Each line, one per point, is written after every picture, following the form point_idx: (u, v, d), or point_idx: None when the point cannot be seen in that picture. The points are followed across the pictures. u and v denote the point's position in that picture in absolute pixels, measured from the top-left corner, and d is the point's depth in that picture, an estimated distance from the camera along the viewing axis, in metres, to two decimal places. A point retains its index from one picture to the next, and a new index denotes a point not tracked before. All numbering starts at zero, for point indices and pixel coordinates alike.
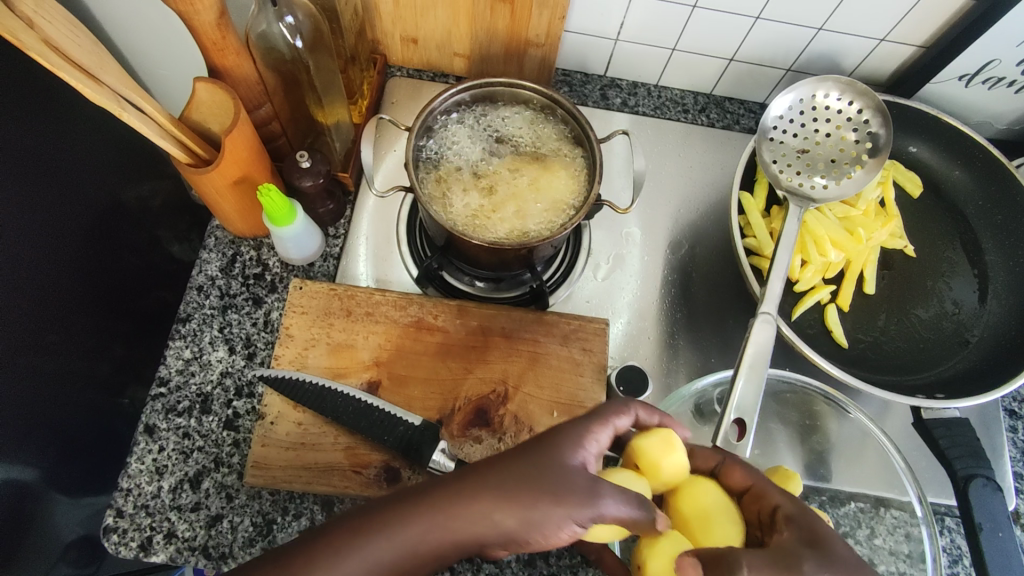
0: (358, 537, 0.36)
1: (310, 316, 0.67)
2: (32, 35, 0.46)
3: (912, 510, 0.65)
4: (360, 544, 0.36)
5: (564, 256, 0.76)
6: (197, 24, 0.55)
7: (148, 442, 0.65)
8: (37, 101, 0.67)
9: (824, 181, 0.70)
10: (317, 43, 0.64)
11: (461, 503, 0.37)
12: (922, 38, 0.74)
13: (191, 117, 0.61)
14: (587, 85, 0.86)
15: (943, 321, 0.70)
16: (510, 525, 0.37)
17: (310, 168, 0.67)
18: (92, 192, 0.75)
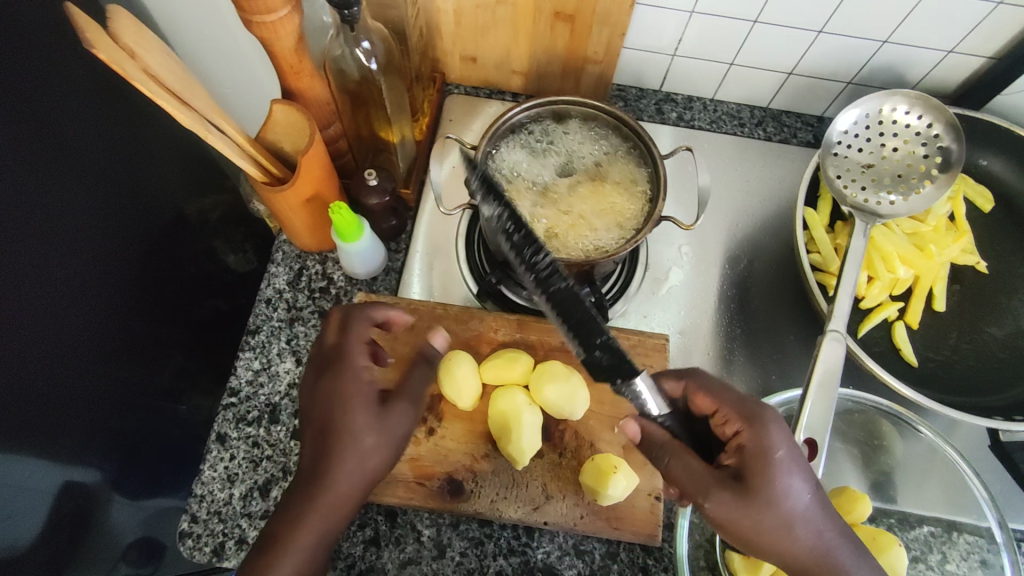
0: (297, 519, 0.49)
1: (375, 330, 0.69)
2: (135, 65, 0.48)
3: (989, 536, 0.63)
4: (296, 526, 0.49)
5: (620, 272, 0.75)
6: (278, 51, 0.57)
7: (220, 450, 0.67)
8: (116, 120, 0.70)
9: (891, 197, 0.69)
10: (389, 65, 0.66)
11: (344, 465, 0.51)
12: (993, 50, 0.72)
13: (266, 137, 0.64)
14: (641, 100, 0.86)
15: (1018, 340, 0.68)
16: (371, 449, 0.52)
17: (377, 187, 0.69)
18: (161, 206, 0.78)
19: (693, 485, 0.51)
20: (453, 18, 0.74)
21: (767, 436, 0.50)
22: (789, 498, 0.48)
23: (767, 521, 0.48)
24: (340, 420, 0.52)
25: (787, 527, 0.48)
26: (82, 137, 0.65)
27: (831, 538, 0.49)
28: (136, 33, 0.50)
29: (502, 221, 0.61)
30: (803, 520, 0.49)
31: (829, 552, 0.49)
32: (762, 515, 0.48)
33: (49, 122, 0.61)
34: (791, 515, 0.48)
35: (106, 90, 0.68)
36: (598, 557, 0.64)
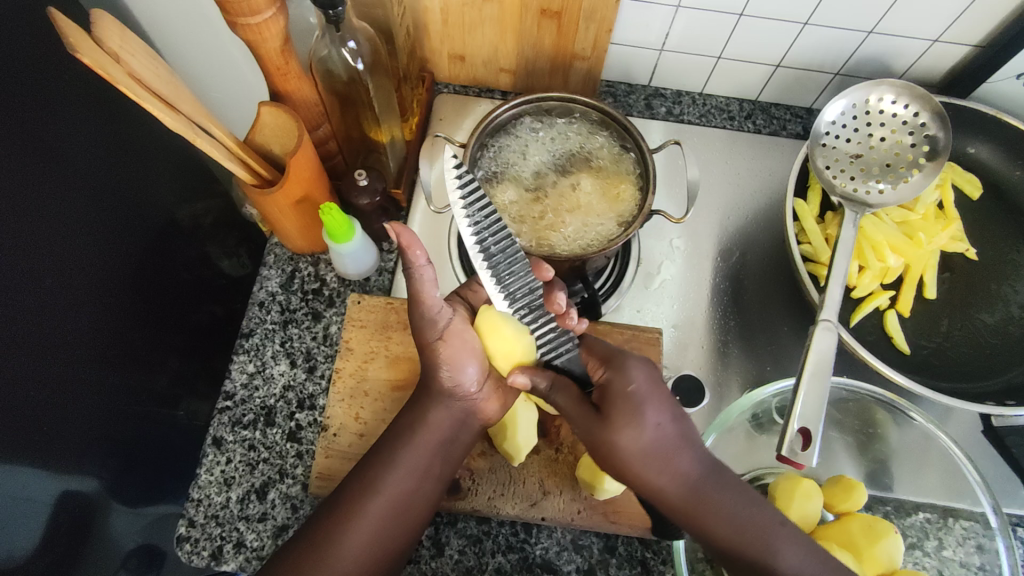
0: (381, 467, 0.52)
1: (369, 330, 0.69)
2: (120, 70, 0.48)
3: (984, 521, 0.64)
4: (383, 473, 0.52)
5: (613, 267, 0.76)
6: (264, 52, 0.57)
7: (216, 454, 0.67)
8: (106, 127, 0.70)
9: (880, 187, 0.69)
10: (376, 65, 0.66)
11: (440, 408, 0.55)
12: (978, 38, 0.72)
13: (255, 139, 0.64)
14: (631, 96, 0.86)
15: (1010, 325, 0.68)
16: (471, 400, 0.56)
17: (367, 187, 0.69)
18: (152, 211, 0.78)
19: (572, 409, 0.50)
20: (440, 16, 0.74)
21: (627, 372, 0.49)
22: (651, 429, 0.46)
23: (613, 445, 0.47)
24: (432, 364, 0.55)
25: (663, 455, 0.46)
26: (71, 143, 0.65)
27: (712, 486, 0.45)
28: (121, 37, 0.50)
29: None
30: (686, 448, 0.46)
31: (701, 494, 0.45)
32: (621, 441, 0.46)
33: (36, 129, 0.60)
34: (669, 445, 0.46)
35: (95, 96, 0.68)
36: (596, 552, 0.64)
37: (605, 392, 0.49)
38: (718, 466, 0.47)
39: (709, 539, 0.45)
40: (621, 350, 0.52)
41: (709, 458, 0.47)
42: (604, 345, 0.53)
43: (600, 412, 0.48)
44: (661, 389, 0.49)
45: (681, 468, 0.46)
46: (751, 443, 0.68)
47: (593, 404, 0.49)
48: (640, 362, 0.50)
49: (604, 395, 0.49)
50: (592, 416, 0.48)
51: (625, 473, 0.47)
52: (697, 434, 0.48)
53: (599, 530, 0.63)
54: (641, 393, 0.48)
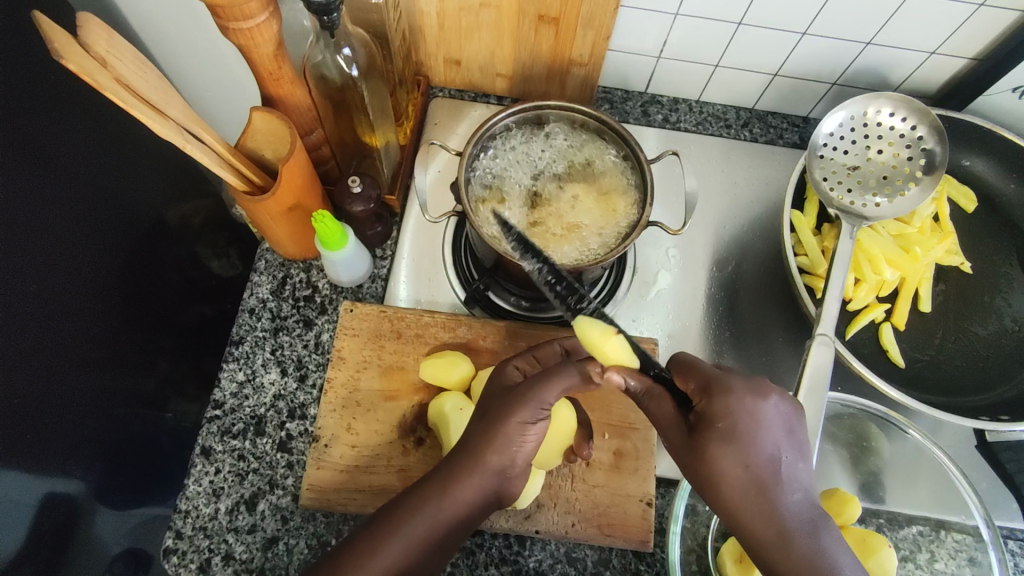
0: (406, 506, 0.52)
1: (362, 339, 0.68)
2: (108, 75, 0.47)
3: (976, 534, 0.64)
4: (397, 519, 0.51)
5: (608, 276, 0.75)
6: (257, 57, 0.56)
7: (205, 464, 0.66)
8: (93, 128, 0.68)
9: (876, 200, 0.69)
10: (371, 69, 0.65)
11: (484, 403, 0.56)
12: (975, 51, 0.72)
13: (247, 144, 0.63)
14: (627, 102, 0.85)
15: (1003, 338, 0.68)
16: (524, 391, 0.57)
17: (361, 194, 0.67)
18: (140, 212, 0.76)
19: (664, 424, 0.53)
20: (436, 20, 0.73)
21: (729, 406, 0.49)
22: (743, 459, 0.48)
23: (718, 476, 0.48)
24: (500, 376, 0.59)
25: (759, 491, 0.48)
26: (56, 141, 0.63)
27: (794, 520, 0.47)
28: (109, 41, 0.49)
29: (544, 272, 0.60)
30: (782, 487, 0.48)
31: (791, 540, 0.46)
32: (738, 474, 0.48)
33: (22, 130, 0.59)
34: (768, 480, 0.48)
35: (82, 94, 0.67)
36: (590, 564, 0.63)
37: (702, 419, 0.50)
38: (813, 510, 0.48)
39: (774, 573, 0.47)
40: (725, 373, 0.52)
41: (804, 500, 0.48)
42: (703, 366, 0.53)
43: (698, 433, 0.50)
44: (765, 415, 0.50)
45: (779, 506, 0.47)
46: None
47: (689, 428, 0.51)
48: (746, 392, 0.50)
49: (702, 420, 0.50)
50: (686, 443, 0.51)
51: (709, 494, 0.49)
52: (795, 466, 0.49)
53: (593, 543, 0.62)
54: (744, 426, 0.49)
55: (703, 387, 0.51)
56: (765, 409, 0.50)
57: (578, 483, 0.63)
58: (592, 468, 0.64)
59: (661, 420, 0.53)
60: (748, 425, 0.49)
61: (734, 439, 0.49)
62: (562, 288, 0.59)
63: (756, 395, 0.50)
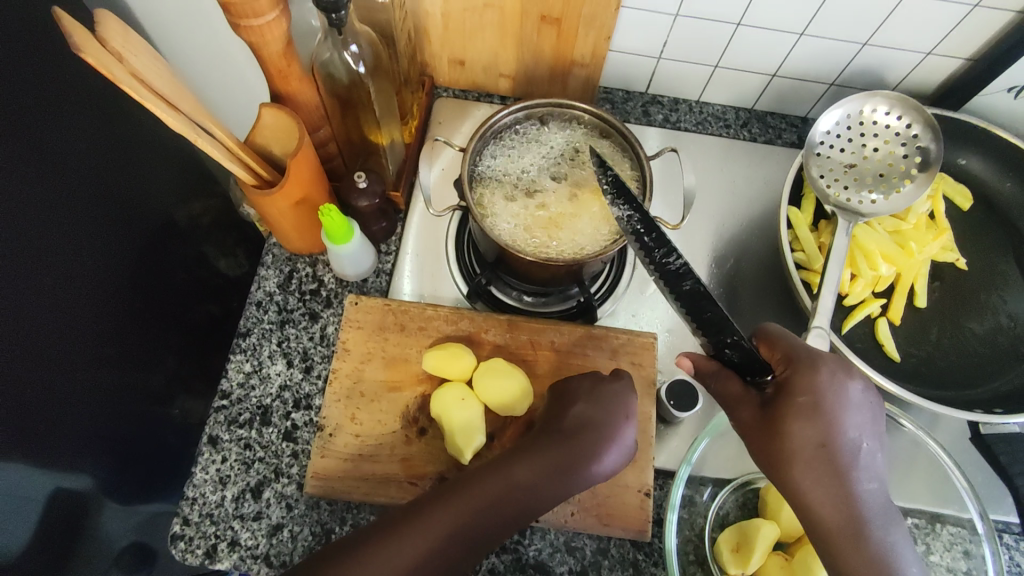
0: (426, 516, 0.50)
1: (366, 331, 0.69)
2: (124, 69, 0.49)
3: (971, 527, 0.64)
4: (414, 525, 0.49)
5: (608, 272, 0.76)
6: (267, 55, 0.58)
7: (212, 453, 0.67)
8: (105, 125, 0.70)
9: (873, 197, 0.70)
10: (376, 67, 0.67)
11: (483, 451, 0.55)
12: (970, 51, 0.74)
13: (256, 140, 0.64)
14: (628, 102, 0.87)
15: (998, 334, 0.69)
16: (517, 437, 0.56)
17: (366, 189, 0.69)
18: (150, 208, 0.78)
19: (737, 399, 0.55)
20: (441, 21, 0.75)
21: (815, 382, 0.52)
22: (818, 435, 0.51)
23: (791, 450, 0.51)
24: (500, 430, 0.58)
25: (837, 470, 0.50)
26: (70, 138, 0.65)
27: (860, 497, 0.50)
28: (124, 37, 0.51)
29: (632, 220, 0.63)
30: (858, 474, 0.50)
31: (857, 522, 0.49)
32: (815, 451, 0.51)
33: (37, 126, 0.61)
34: (846, 463, 0.50)
35: (95, 93, 0.68)
36: (589, 554, 0.64)
37: (785, 392, 0.53)
38: (884, 502, 0.50)
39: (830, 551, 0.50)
40: (813, 352, 0.54)
41: (877, 489, 0.50)
42: (789, 339, 0.55)
43: (775, 406, 0.53)
44: (843, 394, 0.52)
45: (855, 492, 0.50)
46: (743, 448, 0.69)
47: (766, 401, 0.54)
48: (832, 369, 0.53)
49: (783, 393, 0.53)
50: (761, 417, 0.54)
51: (779, 469, 0.52)
52: (870, 454, 0.51)
53: (592, 533, 0.63)
54: (828, 406, 0.51)
55: (787, 364, 0.54)
56: (848, 388, 0.52)
57: None
58: None
59: (734, 395, 0.56)
60: (832, 405, 0.52)
61: (816, 414, 0.51)
62: (650, 240, 0.61)
63: (841, 374, 0.53)
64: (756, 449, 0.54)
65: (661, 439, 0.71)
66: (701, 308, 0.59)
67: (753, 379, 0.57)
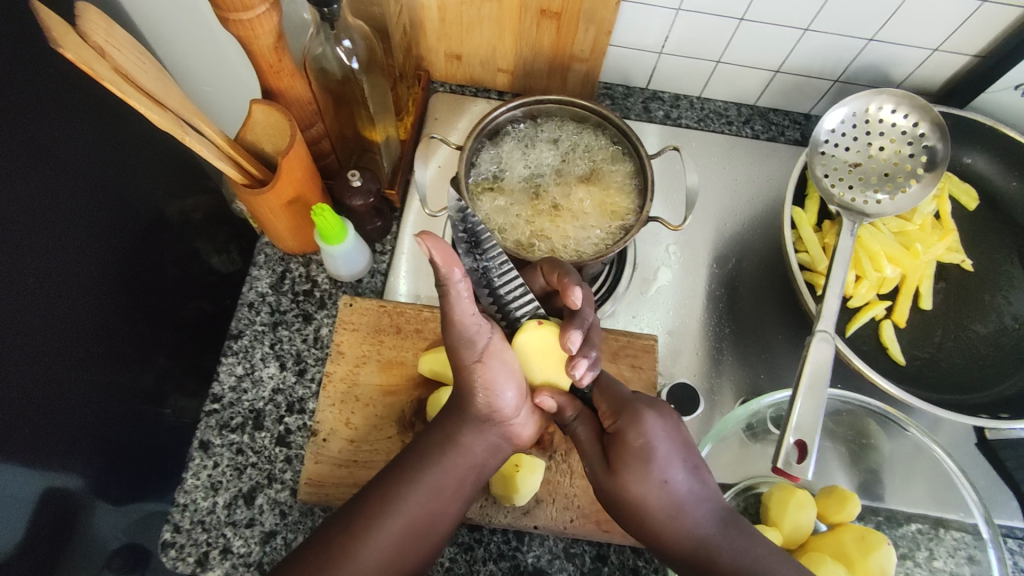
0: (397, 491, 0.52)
1: (361, 333, 0.68)
2: (106, 65, 0.47)
3: (975, 532, 0.64)
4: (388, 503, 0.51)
5: (608, 273, 0.74)
6: (256, 49, 0.56)
7: (203, 458, 0.66)
8: (92, 120, 0.68)
9: (878, 197, 0.69)
10: (371, 63, 0.65)
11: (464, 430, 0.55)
12: (977, 48, 0.72)
13: (246, 138, 0.62)
14: (628, 98, 0.85)
15: (1003, 336, 0.68)
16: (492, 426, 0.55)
17: (360, 187, 0.67)
18: (140, 205, 0.76)
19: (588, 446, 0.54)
20: (437, 14, 0.73)
21: (640, 430, 0.50)
22: (648, 478, 0.49)
23: (622, 492, 0.50)
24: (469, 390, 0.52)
25: (674, 510, 0.49)
26: (58, 135, 0.63)
27: (713, 527, 0.49)
28: (107, 31, 0.49)
29: (487, 273, 0.57)
30: (687, 508, 0.49)
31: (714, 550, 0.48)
32: (654, 493, 0.49)
33: (22, 121, 0.59)
34: (680, 500, 0.49)
35: (82, 85, 0.66)
36: (588, 560, 0.63)
37: (617, 439, 0.51)
38: (724, 521, 0.50)
39: None
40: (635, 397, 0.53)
41: (715, 514, 0.50)
42: (617, 390, 0.54)
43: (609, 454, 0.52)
44: (673, 435, 0.51)
45: (693, 523, 0.49)
46: (744, 451, 0.68)
47: (603, 449, 0.52)
48: (653, 410, 0.52)
49: (615, 441, 0.51)
50: (604, 467, 0.52)
51: (632, 517, 0.51)
52: (703, 483, 0.51)
53: (591, 539, 0.62)
54: (658, 449, 0.50)
55: (608, 406, 0.53)
56: (665, 429, 0.51)
57: (577, 478, 0.63)
58: None
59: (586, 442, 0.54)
60: (660, 447, 0.50)
61: (644, 458, 0.50)
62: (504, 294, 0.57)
63: (662, 414, 0.52)
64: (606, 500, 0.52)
65: None
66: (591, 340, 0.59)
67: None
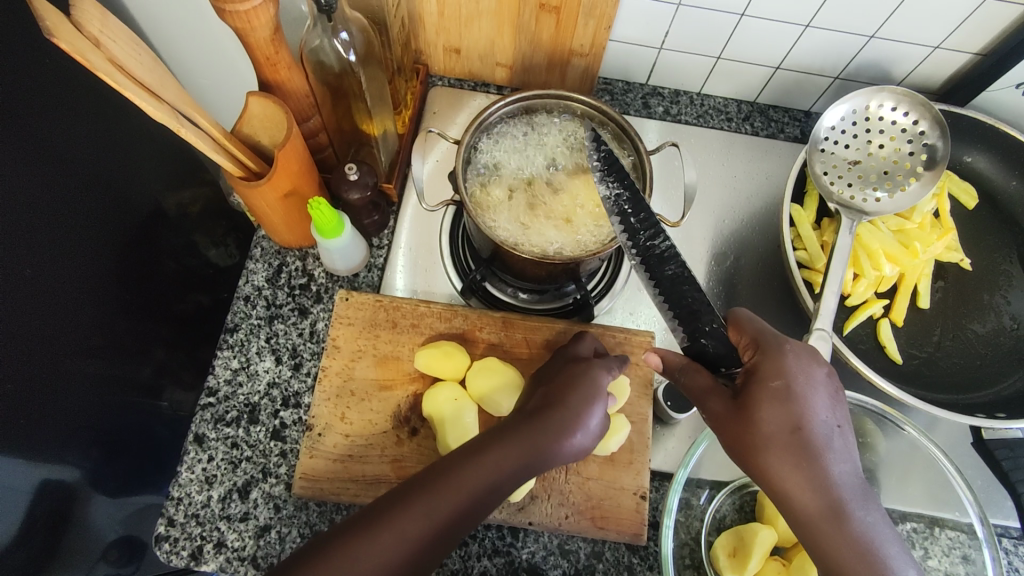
0: (438, 485, 0.48)
1: (357, 328, 0.67)
2: (100, 56, 0.46)
3: (970, 531, 0.64)
4: (429, 493, 0.48)
5: (606, 269, 0.75)
6: (252, 40, 0.55)
7: (198, 452, 0.65)
8: (89, 111, 0.67)
9: (877, 195, 0.69)
10: (368, 56, 0.64)
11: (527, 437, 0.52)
12: (979, 46, 0.72)
13: (243, 130, 0.62)
14: (628, 93, 0.85)
15: (1001, 336, 0.68)
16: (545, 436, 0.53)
17: (357, 181, 0.67)
18: (137, 197, 0.76)
19: (710, 390, 0.53)
20: (436, 8, 0.72)
21: (786, 366, 0.50)
22: (782, 418, 0.49)
23: (755, 429, 0.50)
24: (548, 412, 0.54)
25: (809, 454, 0.48)
26: (55, 126, 0.62)
27: (846, 485, 0.47)
28: (102, 21, 0.48)
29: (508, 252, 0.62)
30: (831, 456, 0.48)
31: (842, 508, 0.47)
32: (794, 435, 0.48)
33: (18, 110, 0.58)
34: (820, 446, 0.48)
35: (78, 75, 0.66)
36: (583, 557, 0.63)
37: (754, 376, 0.51)
38: (860, 483, 0.48)
39: (809, 537, 0.48)
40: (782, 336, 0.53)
41: (853, 473, 0.48)
42: (758, 324, 0.54)
43: (743, 392, 0.51)
44: (817, 384, 0.51)
45: (833, 474, 0.47)
46: None
47: (735, 388, 0.52)
48: (798, 354, 0.52)
49: (751, 378, 0.51)
50: (733, 406, 0.51)
51: (753, 458, 0.50)
52: (846, 439, 0.50)
53: (586, 535, 0.62)
54: (800, 391, 0.50)
55: (747, 342, 0.54)
56: (808, 372, 0.50)
57: (572, 475, 0.63)
58: (586, 460, 0.63)
59: (710, 383, 0.54)
60: (803, 388, 0.50)
61: (786, 398, 0.49)
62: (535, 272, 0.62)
63: (807, 363, 0.51)
64: (725, 440, 0.52)
65: (659, 441, 0.69)
66: (683, 294, 0.61)
67: (728, 372, 0.57)
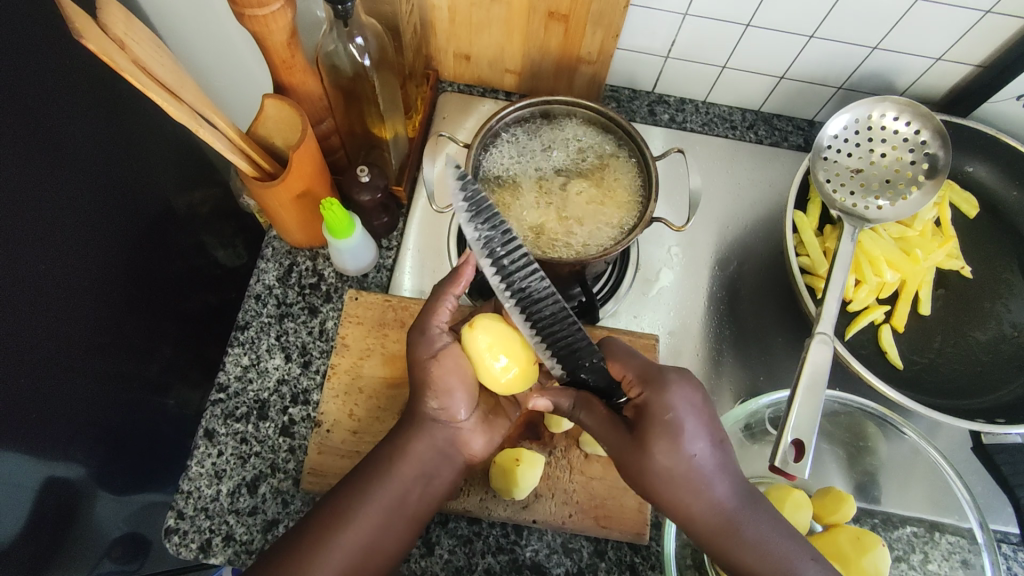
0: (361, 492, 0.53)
1: (366, 327, 0.69)
2: (126, 58, 0.48)
3: (971, 537, 0.64)
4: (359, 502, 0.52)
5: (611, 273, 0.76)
6: (270, 44, 0.57)
7: (208, 446, 0.67)
8: (103, 112, 0.69)
9: (879, 202, 0.70)
10: (382, 61, 0.66)
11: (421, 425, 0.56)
12: (980, 58, 0.73)
13: (258, 132, 0.64)
14: (634, 101, 0.86)
15: (1002, 343, 0.69)
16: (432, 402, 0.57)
17: (368, 184, 0.69)
18: (148, 197, 0.77)
19: (602, 429, 0.54)
20: (448, 14, 0.74)
21: (668, 398, 0.51)
22: (670, 454, 0.50)
23: (651, 467, 0.50)
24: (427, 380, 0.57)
25: (697, 483, 0.50)
26: (71, 126, 0.64)
27: (738, 505, 0.50)
28: (127, 25, 0.50)
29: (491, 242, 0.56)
30: (713, 481, 0.50)
31: (737, 525, 0.49)
32: (683, 467, 0.49)
33: (34, 110, 0.59)
34: (704, 476, 0.50)
35: (93, 77, 0.67)
36: (586, 555, 0.64)
37: (642, 414, 0.51)
38: (748, 495, 0.51)
39: (719, 557, 0.50)
40: (658, 367, 0.53)
41: (735, 489, 0.50)
42: (638, 361, 0.55)
43: (635, 428, 0.52)
44: (697, 410, 0.52)
45: (716, 499, 0.49)
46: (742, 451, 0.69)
47: (629, 424, 0.52)
48: (681, 383, 0.52)
49: (639, 414, 0.52)
50: (629, 442, 0.52)
51: (653, 496, 0.51)
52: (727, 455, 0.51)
53: (590, 534, 0.63)
54: (683, 421, 0.51)
55: (631, 373, 0.54)
56: (686, 397, 0.51)
57: (576, 475, 0.64)
58: (590, 460, 0.64)
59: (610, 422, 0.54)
60: (683, 419, 0.51)
61: (671, 432, 0.50)
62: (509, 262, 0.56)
63: (689, 389, 0.52)
64: (626, 474, 0.53)
65: None
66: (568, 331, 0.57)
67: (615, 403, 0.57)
